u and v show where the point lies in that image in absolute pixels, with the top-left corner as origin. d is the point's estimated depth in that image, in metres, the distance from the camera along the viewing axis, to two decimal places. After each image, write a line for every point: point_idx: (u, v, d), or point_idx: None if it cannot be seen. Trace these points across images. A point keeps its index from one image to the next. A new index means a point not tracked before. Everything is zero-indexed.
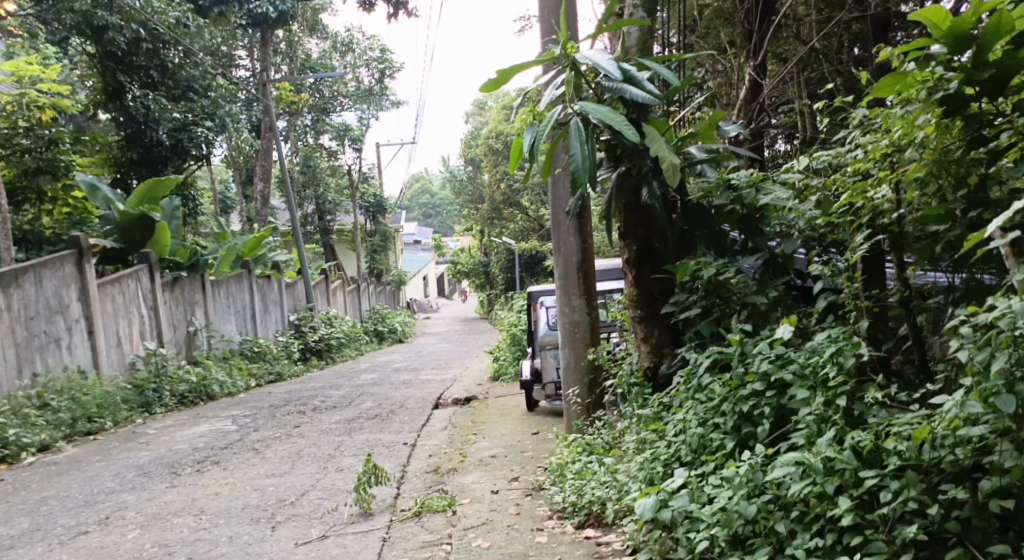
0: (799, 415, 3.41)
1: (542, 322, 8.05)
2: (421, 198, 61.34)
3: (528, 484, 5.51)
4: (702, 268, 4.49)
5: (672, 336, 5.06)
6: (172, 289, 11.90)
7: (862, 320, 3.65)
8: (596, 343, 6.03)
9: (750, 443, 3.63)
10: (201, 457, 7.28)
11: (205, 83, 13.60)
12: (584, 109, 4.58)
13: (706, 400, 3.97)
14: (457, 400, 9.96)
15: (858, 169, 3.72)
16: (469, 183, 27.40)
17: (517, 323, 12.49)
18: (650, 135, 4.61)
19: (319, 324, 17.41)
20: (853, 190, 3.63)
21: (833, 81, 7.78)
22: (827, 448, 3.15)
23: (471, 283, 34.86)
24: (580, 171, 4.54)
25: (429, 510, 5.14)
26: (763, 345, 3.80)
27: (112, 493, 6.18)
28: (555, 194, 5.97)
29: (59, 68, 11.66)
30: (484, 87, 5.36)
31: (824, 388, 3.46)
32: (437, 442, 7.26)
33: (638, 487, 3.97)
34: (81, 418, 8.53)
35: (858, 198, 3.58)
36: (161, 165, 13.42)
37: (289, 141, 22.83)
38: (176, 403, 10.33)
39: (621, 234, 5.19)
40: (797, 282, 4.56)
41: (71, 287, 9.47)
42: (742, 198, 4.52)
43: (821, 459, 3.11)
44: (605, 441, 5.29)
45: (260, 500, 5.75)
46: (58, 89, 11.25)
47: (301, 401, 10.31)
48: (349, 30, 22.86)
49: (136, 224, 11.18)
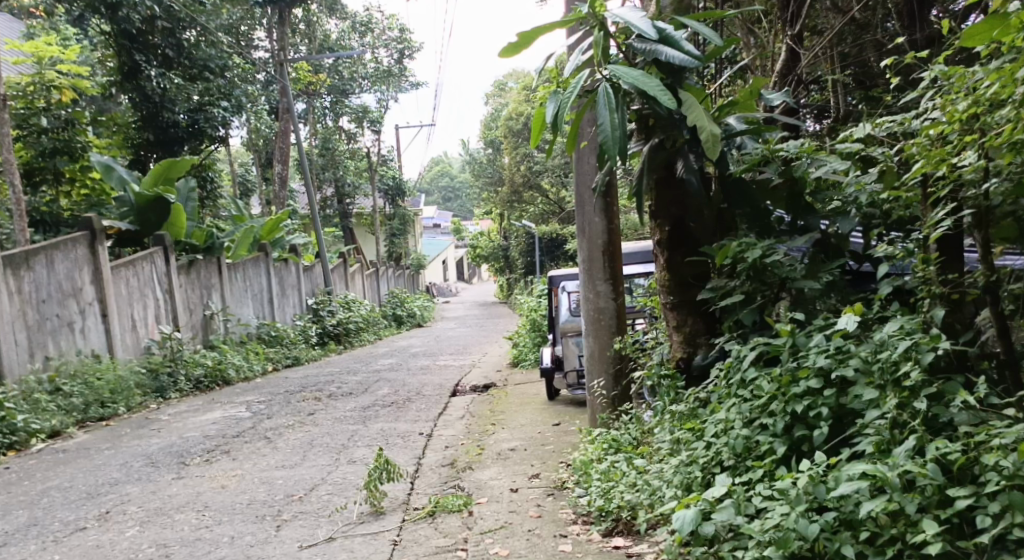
0: (867, 418, 3.01)
1: (565, 307, 7.62)
2: (441, 181, 60.79)
3: (550, 482, 5.12)
4: (746, 250, 4.07)
5: (708, 325, 4.63)
6: (188, 272, 11.57)
7: (937, 309, 3.26)
8: (622, 332, 5.60)
9: (805, 449, 3.23)
10: (210, 446, 6.93)
11: (222, 63, 13.23)
12: (615, 73, 4.13)
13: (751, 398, 3.55)
14: (476, 387, 9.59)
15: (937, 132, 3.20)
16: (489, 166, 26.85)
17: (539, 308, 12.04)
18: (688, 102, 4.17)
19: (337, 308, 17.10)
20: (931, 158, 3.14)
21: (868, 59, 7.23)
22: (906, 461, 2.77)
23: (490, 266, 34.38)
24: (608, 141, 4.10)
25: (444, 509, 4.75)
26: (819, 336, 3.38)
27: (116, 485, 5.84)
28: (579, 170, 5.52)
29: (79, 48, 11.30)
30: (502, 51, 4.93)
31: (896, 389, 3.06)
32: (454, 433, 6.88)
33: (673, 494, 3.57)
34: (94, 403, 8.24)
35: (940, 167, 3.10)
36: (177, 146, 13.05)
37: (307, 123, 22.46)
38: (191, 388, 10.02)
39: (652, 213, 4.75)
40: (852, 266, 4.15)
41: (82, 270, 9.14)
42: (791, 172, 4.10)
43: (897, 473, 2.73)
44: (632, 437, 4.90)
45: (268, 494, 5.38)
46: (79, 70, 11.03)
47: (317, 387, 9.98)
48: (368, 10, 22.36)
49: (151, 207, 10.90)
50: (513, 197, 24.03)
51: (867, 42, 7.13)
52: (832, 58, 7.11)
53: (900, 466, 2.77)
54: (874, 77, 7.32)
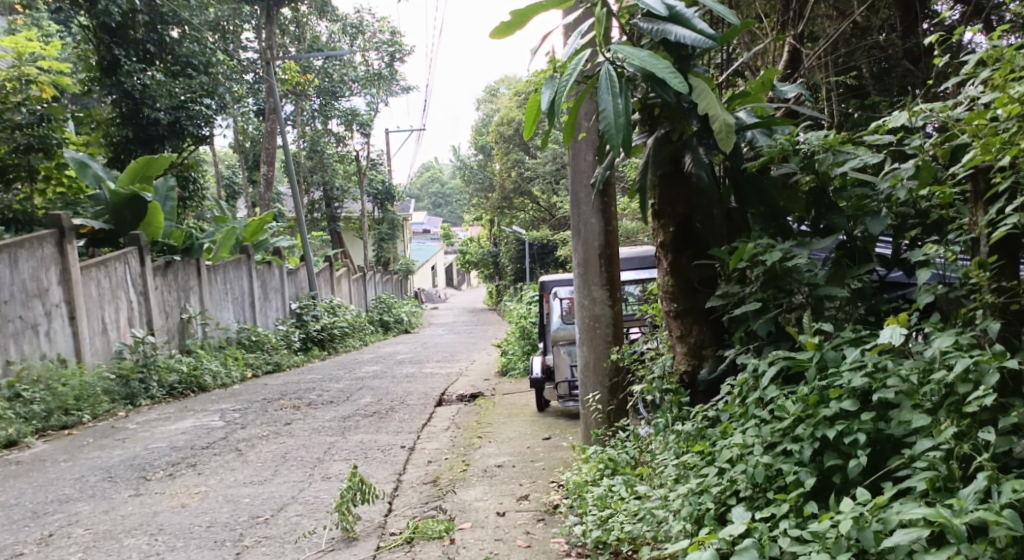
0: (919, 450, 2.65)
1: (556, 314, 7.11)
2: (432, 187, 60.49)
3: (539, 505, 4.68)
4: (765, 251, 3.66)
5: (715, 335, 4.22)
6: (165, 274, 11.04)
7: (992, 320, 2.88)
8: (619, 341, 5.17)
9: (836, 481, 2.84)
10: (177, 459, 6.44)
11: (206, 59, 12.67)
12: (619, 53, 3.68)
13: (770, 419, 3.15)
14: (462, 396, 9.11)
15: (1010, 114, 2.83)
16: (479, 172, 26.29)
17: (528, 315, 11.58)
18: (698, 88, 3.75)
19: (322, 313, 16.58)
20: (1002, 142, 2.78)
21: (865, 66, 6.86)
22: (976, 505, 2.40)
23: (480, 273, 33.91)
24: (612, 130, 3.65)
25: (423, 535, 4.31)
26: (853, 351, 2.99)
27: (66, 503, 5.35)
28: (575, 166, 5.10)
29: (60, 43, 10.81)
30: (494, 32, 4.51)
31: (952, 416, 2.69)
32: (438, 446, 6.43)
33: (681, 528, 3.16)
34: (57, 410, 7.73)
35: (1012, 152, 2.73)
36: (157, 145, 12.38)
37: (295, 125, 21.91)
38: (164, 395, 9.48)
39: (655, 213, 4.33)
40: (880, 272, 3.76)
41: (50, 270, 8.64)
42: (814, 164, 3.69)
43: (965, 520, 2.36)
44: (630, 456, 4.45)
45: (231, 516, 4.91)
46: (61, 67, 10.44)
47: (297, 395, 9.50)
48: (358, 12, 21.81)
49: (127, 204, 10.36)
50: (504, 204, 23.50)
51: (866, 47, 6.73)
52: (829, 66, 6.73)
53: (960, 511, 2.41)
54: (868, 86, 6.95)
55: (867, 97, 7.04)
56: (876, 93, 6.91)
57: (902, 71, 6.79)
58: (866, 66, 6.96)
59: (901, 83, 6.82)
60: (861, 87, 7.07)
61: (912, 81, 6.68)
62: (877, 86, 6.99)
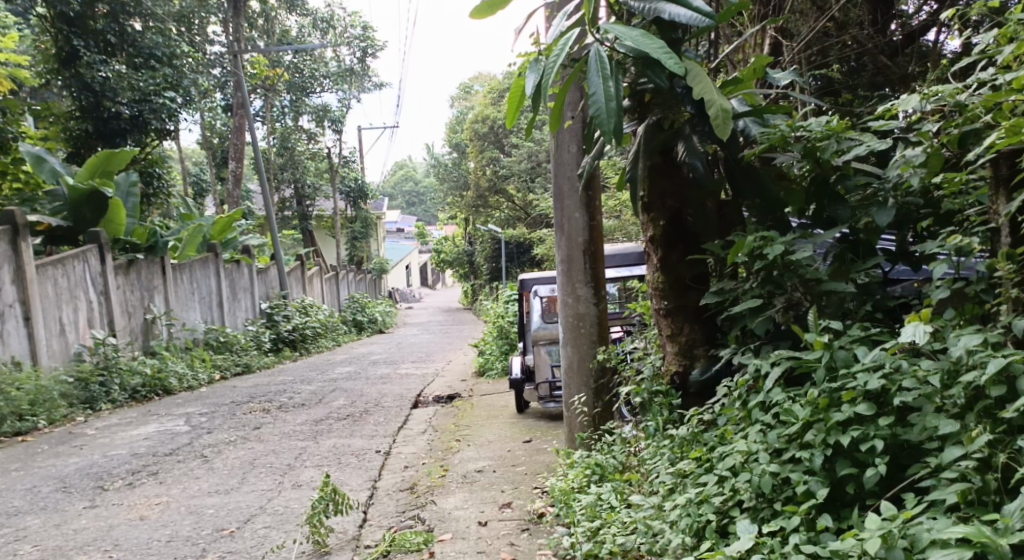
0: (948, 459, 2.49)
1: (537, 313, 6.80)
2: (405, 186, 59.99)
3: (523, 513, 4.43)
4: (768, 243, 3.44)
5: (708, 334, 4.00)
6: (127, 273, 10.64)
7: (1016, 317, 2.72)
8: (604, 340, 4.94)
9: (851, 492, 2.66)
10: (137, 467, 6.11)
11: (170, 52, 12.28)
12: (610, 32, 3.44)
13: (775, 424, 2.94)
14: (439, 398, 8.85)
15: None
16: (453, 170, 25.89)
17: (505, 314, 11.31)
18: (693, 72, 3.54)
19: (294, 313, 16.22)
20: None
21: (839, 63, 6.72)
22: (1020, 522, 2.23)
23: (455, 272, 33.60)
24: (602, 115, 3.43)
25: (400, 549, 4.04)
26: (868, 351, 2.80)
27: (14, 516, 5.02)
28: (559, 157, 4.85)
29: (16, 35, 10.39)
30: (475, 12, 4.26)
31: (982, 422, 2.53)
32: (414, 451, 6.17)
33: (680, 541, 2.94)
34: (10, 416, 7.35)
35: None
36: (119, 139, 11.95)
37: (264, 121, 21.44)
38: (128, 399, 9.10)
39: (645, 206, 4.11)
40: (883, 266, 3.58)
41: (3, 268, 8.24)
42: (816, 152, 3.49)
43: (1010, 539, 2.20)
44: (618, 461, 4.22)
45: (193, 528, 4.62)
46: (18, 59, 9.97)
47: (267, 398, 9.17)
48: (329, 6, 21.40)
49: (87, 201, 9.96)
50: (478, 202, 23.26)
51: (840, 44, 6.59)
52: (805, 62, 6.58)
53: (1004, 530, 2.23)
54: (841, 85, 6.82)
55: (838, 97, 6.82)
56: (849, 92, 6.70)
57: (874, 69, 6.63)
58: (837, 64, 6.77)
59: (873, 80, 6.70)
60: (831, 86, 6.86)
61: (886, 78, 6.58)
62: (848, 86, 6.80)
